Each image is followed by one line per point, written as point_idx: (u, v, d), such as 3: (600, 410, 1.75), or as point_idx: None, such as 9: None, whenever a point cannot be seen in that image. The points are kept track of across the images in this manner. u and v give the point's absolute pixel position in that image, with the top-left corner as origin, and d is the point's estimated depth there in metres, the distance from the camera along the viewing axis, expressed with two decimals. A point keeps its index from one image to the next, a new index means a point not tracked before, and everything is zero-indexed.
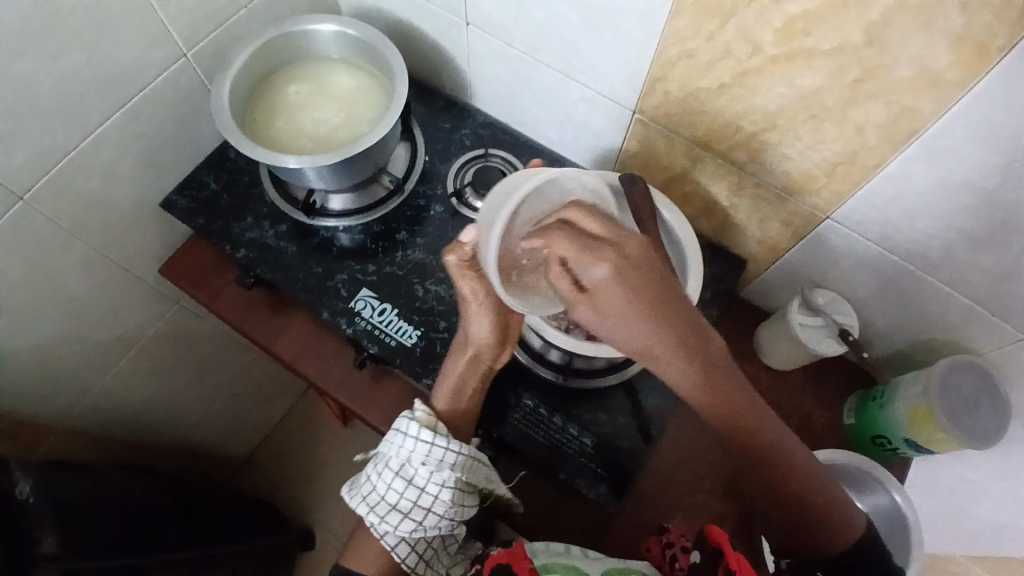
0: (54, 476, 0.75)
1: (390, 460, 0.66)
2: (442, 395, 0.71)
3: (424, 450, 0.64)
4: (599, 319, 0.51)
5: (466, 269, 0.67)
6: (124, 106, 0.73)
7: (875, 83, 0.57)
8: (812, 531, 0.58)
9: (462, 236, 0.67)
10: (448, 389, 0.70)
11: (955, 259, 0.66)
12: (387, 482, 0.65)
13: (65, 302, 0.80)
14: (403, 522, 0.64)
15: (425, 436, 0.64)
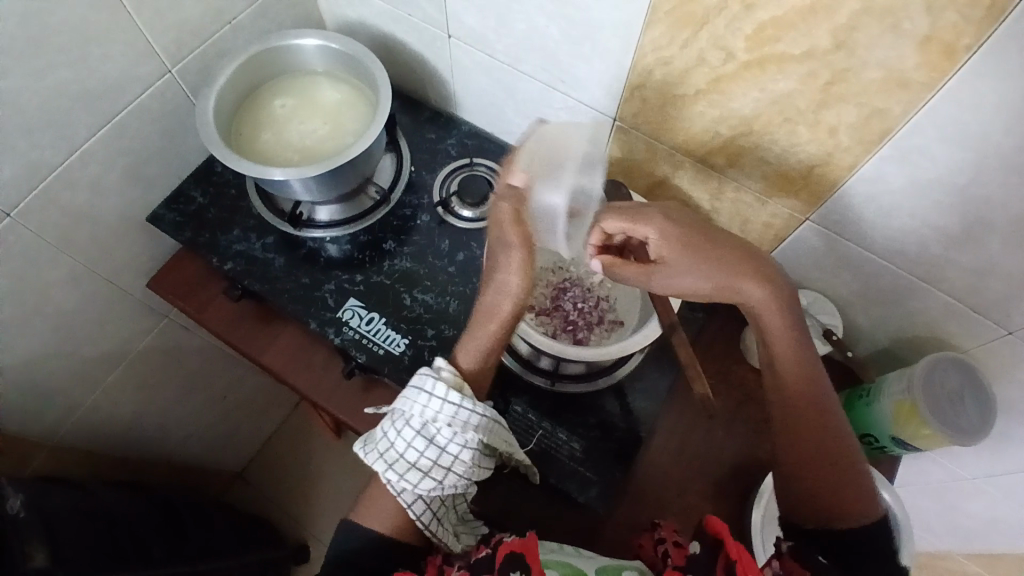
0: (40, 492, 0.75)
1: (412, 418, 0.62)
2: (468, 354, 0.68)
3: (451, 411, 0.62)
4: (682, 269, 0.61)
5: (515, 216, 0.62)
6: (111, 122, 0.74)
7: (845, 86, 0.59)
8: (837, 490, 0.62)
9: (515, 178, 0.60)
10: (477, 348, 0.67)
11: (932, 256, 0.67)
12: (408, 440, 0.62)
13: (53, 317, 0.81)
14: (423, 480, 0.62)
15: (453, 397, 0.62)
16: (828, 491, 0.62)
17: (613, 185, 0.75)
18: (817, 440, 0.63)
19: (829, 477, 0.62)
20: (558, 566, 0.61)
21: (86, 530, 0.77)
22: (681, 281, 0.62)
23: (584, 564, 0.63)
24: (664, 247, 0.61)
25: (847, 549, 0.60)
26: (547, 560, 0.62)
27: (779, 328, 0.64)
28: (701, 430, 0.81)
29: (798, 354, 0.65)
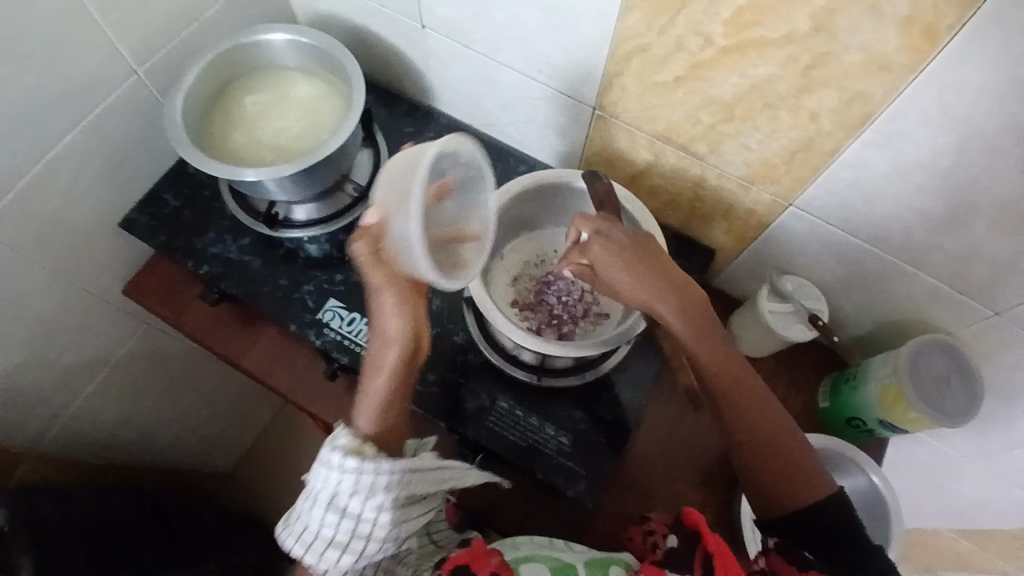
0: (27, 505, 0.74)
1: (318, 494, 0.58)
2: (366, 416, 0.62)
3: (353, 478, 0.57)
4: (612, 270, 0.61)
5: (376, 254, 0.60)
6: (79, 127, 0.72)
7: (827, 70, 0.57)
8: (783, 479, 0.61)
9: (365, 218, 0.60)
10: (376, 407, 0.62)
11: (915, 239, 0.66)
12: (319, 518, 0.57)
13: (31, 329, 0.79)
14: (344, 556, 0.57)
15: (351, 463, 0.56)
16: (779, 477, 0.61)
17: (591, 174, 0.72)
18: (756, 421, 0.62)
19: (774, 461, 0.62)
20: (544, 560, 0.61)
21: (75, 542, 0.76)
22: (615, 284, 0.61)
23: (571, 558, 0.63)
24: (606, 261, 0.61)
25: (823, 540, 0.59)
26: (532, 555, 0.62)
27: (698, 341, 0.62)
28: (689, 419, 0.81)
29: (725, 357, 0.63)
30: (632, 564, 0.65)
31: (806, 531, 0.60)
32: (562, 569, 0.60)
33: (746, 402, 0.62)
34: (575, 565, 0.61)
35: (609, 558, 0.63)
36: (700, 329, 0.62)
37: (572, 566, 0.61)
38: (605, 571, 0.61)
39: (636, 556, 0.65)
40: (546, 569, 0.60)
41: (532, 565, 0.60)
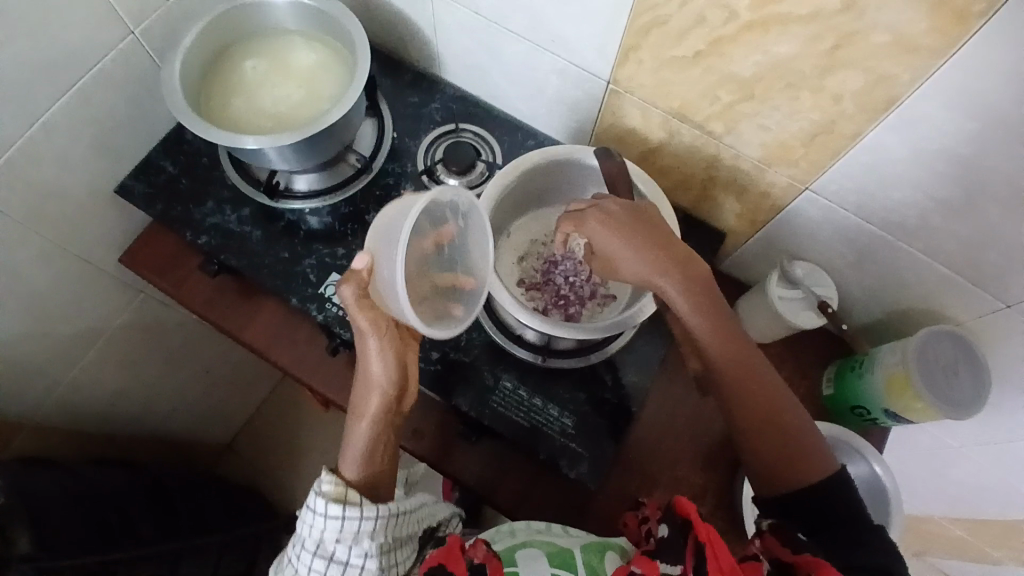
0: (25, 477, 0.73)
1: (306, 541, 0.61)
2: (350, 463, 0.64)
3: (338, 525, 0.60)
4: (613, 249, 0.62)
5: (364, 302, 0.62)
6: (73, 90, 0.69)
7: (853, 50, 0.55)
8: (779, 455, 0.61)
9: (353, 264, 0.61)
10: (360, 454, 0.64)
11: (932, 228, 0.65)
12: (306, 564, 0.61)
13: (26, 297, 0.77)
14: None
15: (334, 511, 0.60)
16: (775, 452, 0.61)
17: (604, 150, 0.70)
18: (757, 400, 0.61)
19: (772, 437, 0.61)
20: (540, 544, 0.62)
21: (73, 515, 0.75)
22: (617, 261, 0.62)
23: (569, 542, 0.63)
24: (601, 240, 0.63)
25: (821, 517, 0.58)
26: (528, 540, 0.62)
27: (698, 317, 0.61)
28: (693, 402, 0.80)
29: (724, 332, 0.62)
30: (630, 550, 0.64)
31: (812, 505, 0.58)
32: (558, 551, 0.61)
33: (744, 377, 0.62)
34: (572, 548, 0.61)
35: (603, 543, 0.64)
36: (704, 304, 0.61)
37: (569, 550, 0.61)
38: (601, 555, 0.61)
39: (631, 543, 0.64)
40: (542, 552, 0.60)
41: (528, 549, 0.61)
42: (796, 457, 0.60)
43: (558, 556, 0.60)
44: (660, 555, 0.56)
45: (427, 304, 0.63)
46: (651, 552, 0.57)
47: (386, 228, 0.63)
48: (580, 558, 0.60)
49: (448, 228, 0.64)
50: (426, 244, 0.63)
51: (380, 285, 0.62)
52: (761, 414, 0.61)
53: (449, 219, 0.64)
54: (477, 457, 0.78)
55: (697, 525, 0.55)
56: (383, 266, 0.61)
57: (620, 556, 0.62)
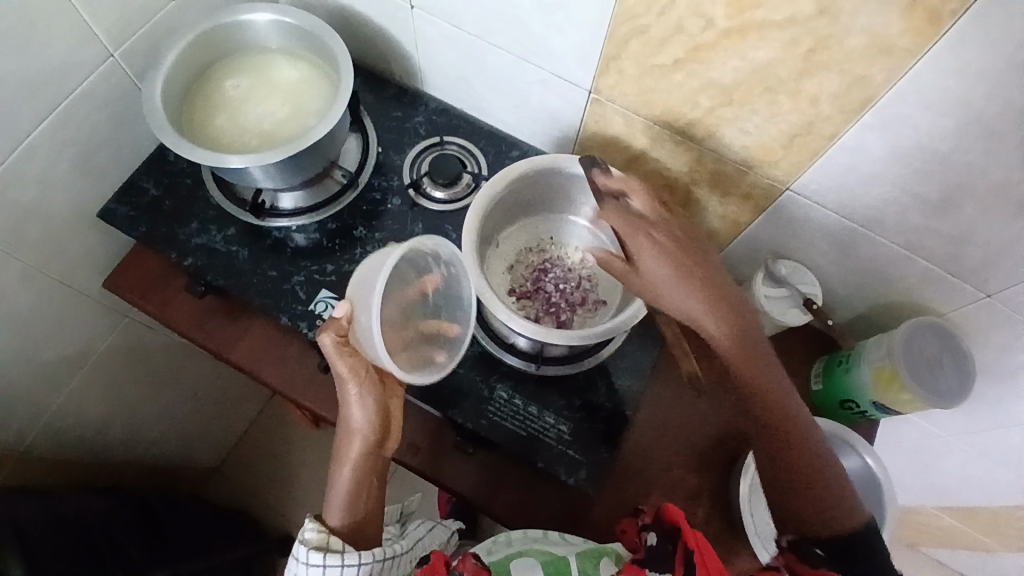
0: (11, 507, 0.71)
1: None
2: (335, 510, 0.64)
3: (319, 573, 0.60)
4: (660, 276, 0.58)
5: (345, 349, 0.62)
6: (53, 113, 0.69)
7: (828, 53, 0.57)
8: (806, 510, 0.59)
9: (335, 311, 0.62)
10: (343, 501, 0.64)
11: (910, 224, 0.67)
12: None
13: (6, 325, 0.76)
14: None
15: (315, 560, 0.59)
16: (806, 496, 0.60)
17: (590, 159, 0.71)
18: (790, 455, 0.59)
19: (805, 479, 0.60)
20: (537, 554, 0.61)
21: (67, 544, 0.73)
22: (661, 288, 0.58)
23: (564, 550, 0.62)
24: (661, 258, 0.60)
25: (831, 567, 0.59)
26: (525, 549, 0.62)
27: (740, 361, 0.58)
28: (686, 404, 0.81)
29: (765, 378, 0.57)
30: (624, 553, 0.63)
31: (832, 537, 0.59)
32: (553, 560, 0.60)
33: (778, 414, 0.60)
34: (566, 556, 0.61)
35: (601, 549, 0.61)
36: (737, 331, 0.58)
37: (563, 558, 0.60)
38: (596, 562, 0.60)
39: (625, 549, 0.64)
40: (537, 562, 0.60)
41: (523, 559, 0.61)
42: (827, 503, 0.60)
43: (552, 565, 0.59)
44: (649, 565, 0.57)
45: (407, 349, 0.67)
46: (640, 561, 0.57)
47: (367, 274, 0.65)
48: (575, 566, 0.59)
49: (431, 278, 0.71)
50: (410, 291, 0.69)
51: (361, 331, 0.62)
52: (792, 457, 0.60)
53: (433, 268, 0.71)
54: (474, 469, 0.78)
55: (686, 532, 0.56)
56: (367, 314, 0.62)
57: (614, 563, 0.60)
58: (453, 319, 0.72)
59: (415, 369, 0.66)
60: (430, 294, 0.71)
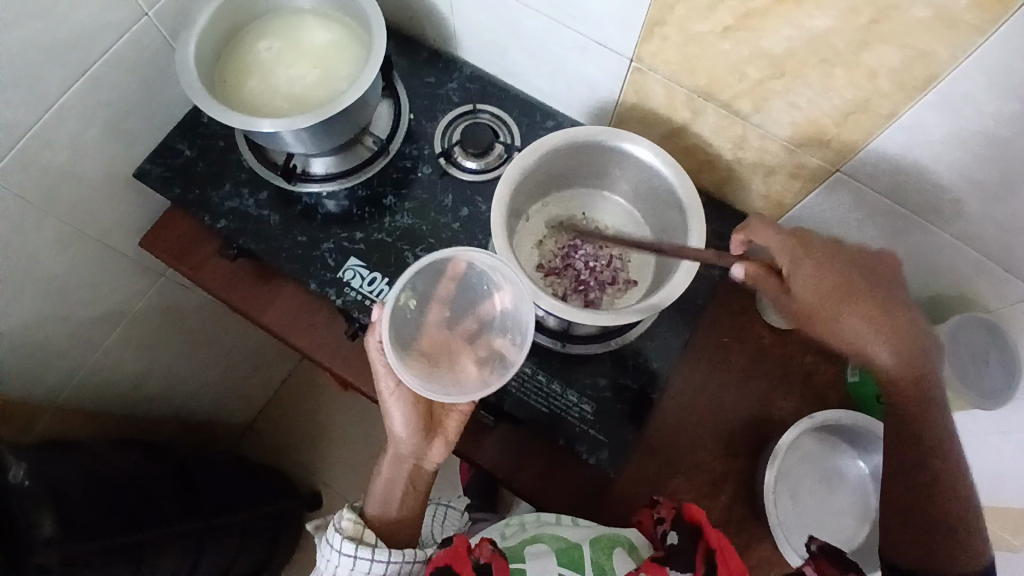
0: (48, 459, 0.74)
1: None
2: (374, 502, 0.69)
3: (348, 563, 0.64)
4: (811, 279, 0.61)
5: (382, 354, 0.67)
6: (87, 73, 0.69)
7: (889, 24, 0.52)
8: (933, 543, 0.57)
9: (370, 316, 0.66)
10: (381, 495, 0.69)
11: (968, 213, 0.62)
12: None
13: (44, 281, 0.78)
14: None
15: (347, 549, 0.64)
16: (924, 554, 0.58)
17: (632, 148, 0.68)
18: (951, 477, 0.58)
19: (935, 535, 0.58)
20: (549, 539, 0.61)
21: (97, 499, 0.76)
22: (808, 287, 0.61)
23: (577, 535, 0.62)
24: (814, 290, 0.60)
25: None
26: (539, 534, 0.62)
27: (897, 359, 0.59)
28: (715, 389, 0.78)
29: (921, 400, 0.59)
30: (639, 545, 0.63)
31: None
32: (568, 548, 0.60)
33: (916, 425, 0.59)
34: (581, 543, 0.61)
35: (615, 539, 0.62)
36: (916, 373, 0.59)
37: (578, 546, 0.61)
38: (610, 553, 0.60)
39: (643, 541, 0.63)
40: (550, 548, 0.61)
41: (537, 546, 0.61)
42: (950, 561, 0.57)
43: (566, 553, 0.60)
44: (672, 565, 0.56)
45: (462, 368, 0.69)
46: (662, 559, 0.57)
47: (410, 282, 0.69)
48: (589, 557, 0.59)
49: (501, 296, 0.71)
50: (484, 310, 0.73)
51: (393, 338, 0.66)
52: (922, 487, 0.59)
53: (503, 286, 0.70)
54: (497, 441, 0.77)
55: (708, 532, 0.56)
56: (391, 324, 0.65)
57: (629, 554, 0.61)
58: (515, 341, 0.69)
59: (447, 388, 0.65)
60: (503, 314, 0.71)
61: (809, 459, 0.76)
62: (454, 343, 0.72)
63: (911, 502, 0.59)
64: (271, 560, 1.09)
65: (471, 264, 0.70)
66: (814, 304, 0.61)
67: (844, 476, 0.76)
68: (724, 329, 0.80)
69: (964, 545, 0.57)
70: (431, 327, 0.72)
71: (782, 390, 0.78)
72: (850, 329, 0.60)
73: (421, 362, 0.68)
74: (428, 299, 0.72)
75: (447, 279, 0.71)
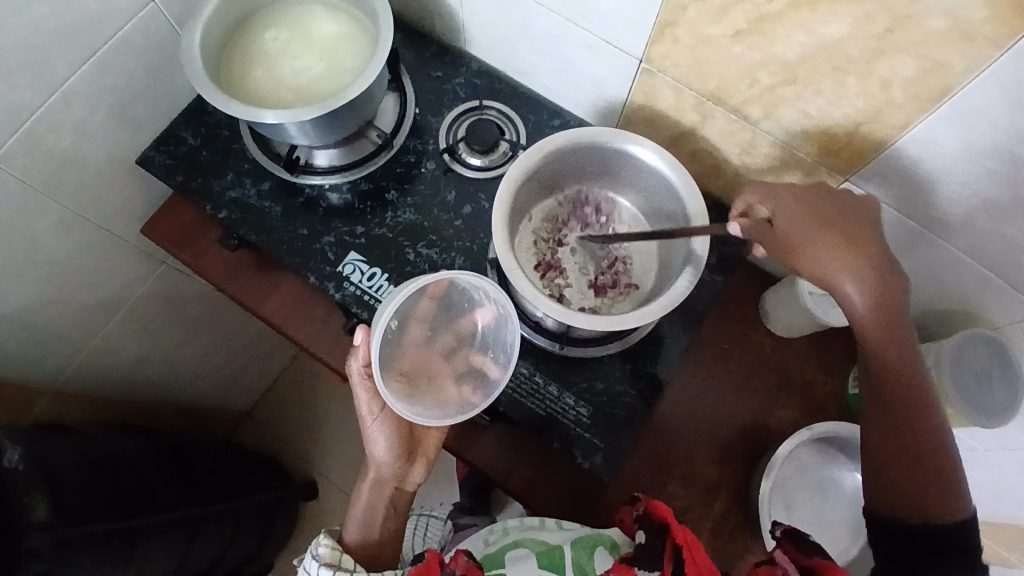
0: (44, 442, 0.75)
1: None
2: (353, 528, 0.69)
3: None
4: (787, 213, 0.58)
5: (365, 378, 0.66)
6: (92, 59, 0.69)
7: (905, 34, 0.51)
8: (901, 482, 0.58)
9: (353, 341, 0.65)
10: (359, 521, 0.70)
11: (977, 228, 0.61)
12: None
13: (45, 265, 0.78)
14: None
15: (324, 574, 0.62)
16: (907, 498, 0.58)
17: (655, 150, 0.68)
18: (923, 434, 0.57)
19: (915, 478, 0.57)
20: (531, 544, 0.64)
21: (95, 484, 0.77)
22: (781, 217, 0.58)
23: (559, 538, 0.65)
24: (791, 219, 0.58)
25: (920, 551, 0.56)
26: (520, 539, 0.65)
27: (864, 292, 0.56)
28: (713, 395, 0.78)
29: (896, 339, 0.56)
30: (621, 542, 0.64)
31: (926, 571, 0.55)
32: (548, 551, 0.63)
33: (894, 362, 0.57)
34: (562, 545, 0.64)
35: (595, 538, 0.64)
36: (886, 306, 0.56)
37: (558, 547, 0.63)
38: (590, 553, 0.62)
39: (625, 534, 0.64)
40: (531, 552, 0.64)
41: (518, 550, 0.64)
42: (931, 501, 0.57)
43: (546, 556, 0.63)
44: (640, 565, 0.57)
45: (441, 387, 0.70)
46: (630, 559, 0.58)
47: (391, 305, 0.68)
48: (568, 558, 0.62)
49: (481, 313, 0.72)
50: (459, 325, 0.73)
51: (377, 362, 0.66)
52: (902, 424, 0.58)
53: (483, 303, 0.71)
54: (492, 441, 0.76)
55: (674, 528, 0.56)
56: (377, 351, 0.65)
57: (610, 553, 0.62)
58: (496, 360, 0.71)
59: (431, 411, 0.67)
60: (480, 329, 0.72)
61: (806, 469, 0.75)
62: (433, 361, 0.72)
63: (892, 443, 0.58)
64: (264, 548, 1.10)
65: (453, 284, 0.70)
66: (790, 233, 0.57)
67: (840, 487, 0.75)
68: (725, 336, 0.80)
69: (941, 484, 0.57)
70: (410, 346, 0.71)
71: (781, 399, 0.77)
72: (823, 262, 0.56)
73: (403, 384, 0.68)
74: (408, 319, 0.70)
75: (428, 299, 0.71)
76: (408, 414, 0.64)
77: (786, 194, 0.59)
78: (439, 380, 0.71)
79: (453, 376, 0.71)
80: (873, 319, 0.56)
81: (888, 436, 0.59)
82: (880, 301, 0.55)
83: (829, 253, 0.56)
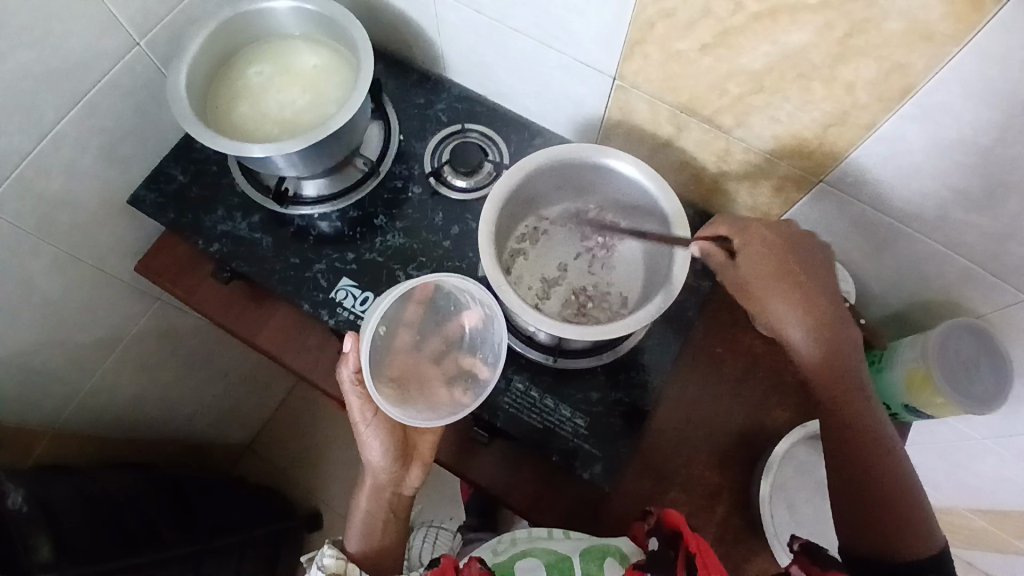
0: (42, 480, 0.75)
1: None
2: (355, 537, 0.71)
3: None
4: (747, 249, 0.64)
5: (356, 383, 0.67)
6: (81, 102, 0.70)
7: (865, 38, 0.53)
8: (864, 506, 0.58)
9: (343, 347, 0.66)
10: (361, 529, 0.72)
11: (951, 220, 0.62)
12: None
13: (41, 306, 0.79)
14: None
15: None
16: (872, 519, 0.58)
17: (615, 154, 0.71)
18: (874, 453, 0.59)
19: (878, 511, 0.58)
20: (540, 554, 0.64)
21: (96, 519, 0.77)
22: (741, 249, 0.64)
23: (568, 548, 0.65)
24: (752, 260, 0.64)
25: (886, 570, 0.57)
26: (529, 549, 0.65)
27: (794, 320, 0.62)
28: (708, 401, 0.79)
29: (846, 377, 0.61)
30: (630, 552, 0.65)
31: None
32: (557, 561, 0.63)
33: (842, 397, 0.61)
34: (571, 556, 0.64)
35: (604, 548, 0.64)
36: (828, 344, 0.61)
37: (567, 558, 0.63)
38: (599, 563, 0.63)
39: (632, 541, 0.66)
40: (541, 562, 0.63)
41: (528, 560, 0.64)
42: (898, 534, 0.57)
43: (556, 567, 0.63)
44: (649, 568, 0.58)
45: (430, 393, 0.71)
46: (641, 564, 0.59)
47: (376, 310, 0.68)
48: (578, 567, 0.62)
49: (470, 315, 0.74)
50: (447, 330, 0.75)
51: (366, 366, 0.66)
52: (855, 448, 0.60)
53: (471, 305, 0.73)
54: (493, 458, 0.77)
55: (687, 536, 0.58)
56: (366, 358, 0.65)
57: (619, 563, 0.63)
58: (483, 360, 0.72)
59: (422, 413, 0.67)
60: (467, 331, 0.74)
61: (807, 469, 0.74)
62: (423, 365, 0.73)
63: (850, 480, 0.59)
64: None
65: (439, 287, 0.72)
66: (749, 275, 0.64)
67: None
68: (716, 339, 0.81)
69: (904, 514, 0.57)
70: (398, 352, 0.72)
71: (774, 399, 0.78)
72: (767, 300, 0.63)
73: (393, 389, 0.69)
74: (396, 324, 0.72)
75: (414, 303, 0.72)
76: (400, 416, 0.65)
77: (753, 232, 0.65)
78: (426, 386, 0.71)
79: (440, 382, 0.72)
80: (813, 358, 0.62)
81: (847, 471, 0.60)
82: (816, 343, 0.61)
83: (780, 301, 0.62)
